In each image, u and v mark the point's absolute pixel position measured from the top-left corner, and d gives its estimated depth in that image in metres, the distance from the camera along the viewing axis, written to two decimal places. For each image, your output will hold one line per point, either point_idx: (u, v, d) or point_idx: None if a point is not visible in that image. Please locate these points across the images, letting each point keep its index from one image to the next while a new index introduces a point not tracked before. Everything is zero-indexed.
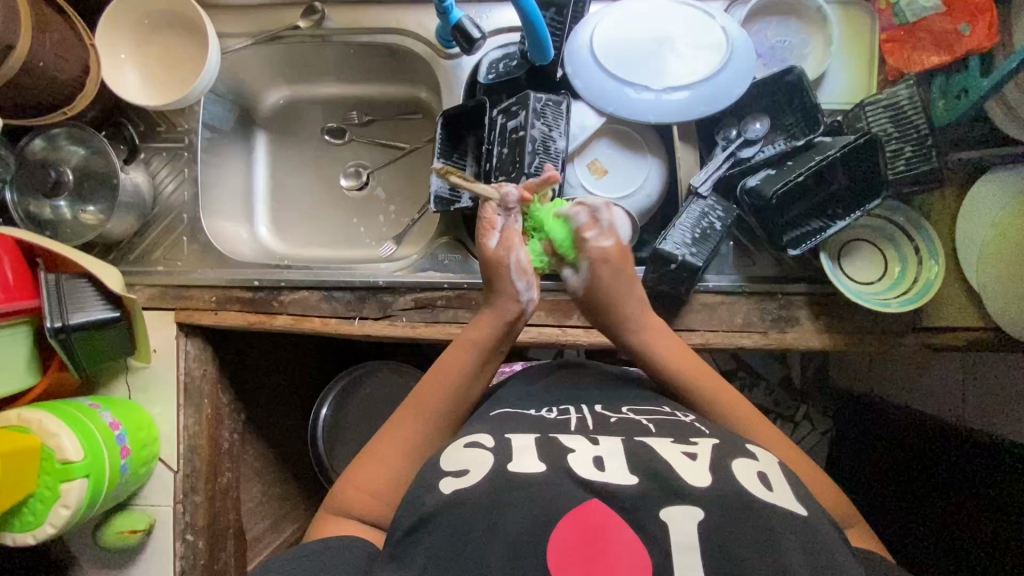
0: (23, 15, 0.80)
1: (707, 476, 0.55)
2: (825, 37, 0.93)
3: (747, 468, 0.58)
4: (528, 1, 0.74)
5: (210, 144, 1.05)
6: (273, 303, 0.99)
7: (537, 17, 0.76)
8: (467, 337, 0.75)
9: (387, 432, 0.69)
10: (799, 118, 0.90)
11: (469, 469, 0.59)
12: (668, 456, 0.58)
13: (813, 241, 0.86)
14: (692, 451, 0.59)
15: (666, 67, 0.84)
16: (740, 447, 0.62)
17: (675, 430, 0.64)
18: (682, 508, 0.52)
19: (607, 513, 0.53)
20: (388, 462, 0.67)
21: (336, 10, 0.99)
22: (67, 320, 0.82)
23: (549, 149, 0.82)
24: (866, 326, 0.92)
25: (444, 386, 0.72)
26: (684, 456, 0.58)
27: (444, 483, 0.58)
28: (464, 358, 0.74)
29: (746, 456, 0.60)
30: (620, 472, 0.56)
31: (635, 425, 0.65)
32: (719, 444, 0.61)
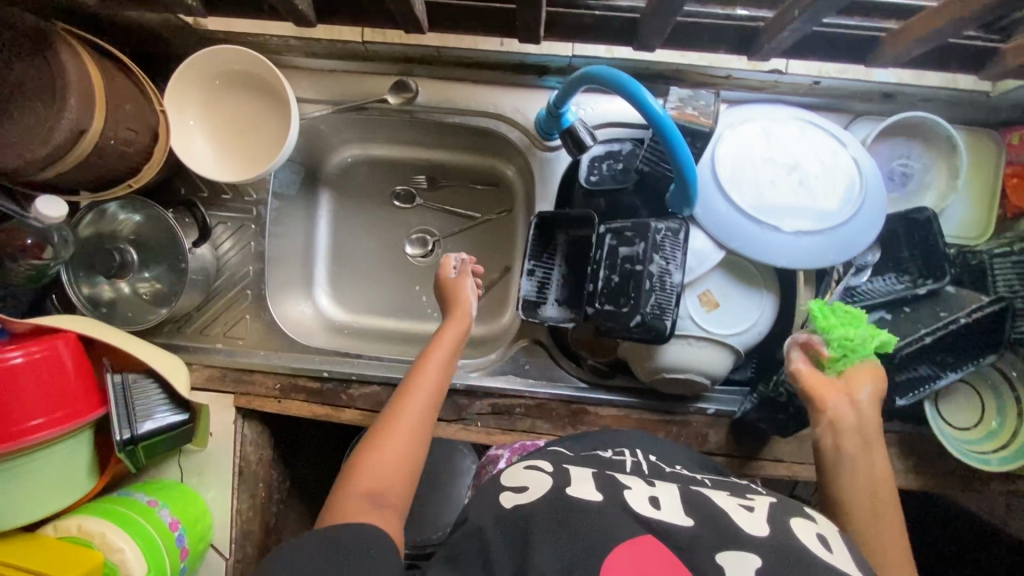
0: (98, 94, 0.70)
1: (765, 526, 0.53)
2: (953, 167, 0.88)
3: (804, 526, 0.54)
4: (687, 154, 0.65)
5: (278, 213, 0.98)
6: (341, 396, 0.93)
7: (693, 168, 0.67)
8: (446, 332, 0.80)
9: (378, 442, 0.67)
10: (916, 255, 0.85)
11: (529, 487, 0.60)
12: (725, 505, 0.57)
13: (925, 392, 0.83)
14: (750, 504, 0.57)
15: (795, 203, 0.78)
16: (797, 506, 0.58)
17: (735, 487, 0.65)
18: (738, 553, 0.50)
19: (661, 553, 0.51)
20: (391, 475, 0.64)
21: (428, 84, 0.91)
22: (136, 430, 0.76)
23: (666, 284, 0.76)
24: (957, 470, 0.90)
25: (429, 375, 0.74)
26: (741, 508, 0.57)
27: (506, 497, 0.60)
28: (448, 350, 0.78)
29: (806, 514, 0.57)
30: (677, 512, 0.55)
31: (692, 478, 0.66)
32: (774, 501, 0.58)
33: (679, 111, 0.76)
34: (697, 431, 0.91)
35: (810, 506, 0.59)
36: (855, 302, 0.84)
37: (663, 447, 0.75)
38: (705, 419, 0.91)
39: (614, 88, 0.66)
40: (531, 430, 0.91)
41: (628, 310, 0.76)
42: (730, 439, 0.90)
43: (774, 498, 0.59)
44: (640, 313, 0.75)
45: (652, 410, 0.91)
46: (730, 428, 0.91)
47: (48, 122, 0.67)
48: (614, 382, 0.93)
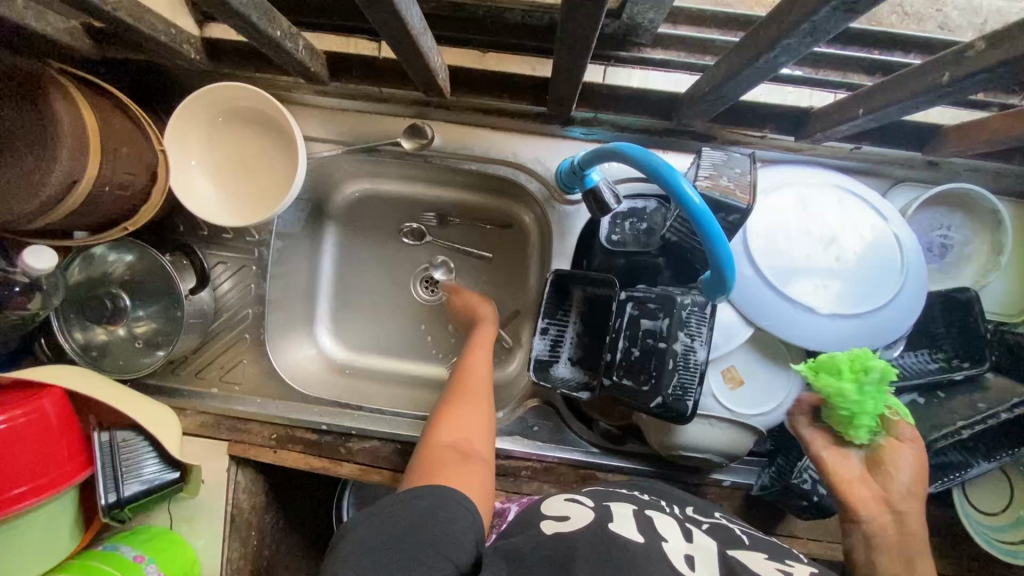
0: (93, 143, 0.66)
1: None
2: (996, 243, 0.83)
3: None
4: (725, 252, 0.59)
5: (281, 253, 0.94)
6: (340, 449, 0.89)
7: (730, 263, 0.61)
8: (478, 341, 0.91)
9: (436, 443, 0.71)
10: (953, 333, 0.80)
11: (572, 517, 0.59)
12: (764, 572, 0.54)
13: (954, 482, 0.78)
14: (788, 571, 0.54)
15: (831, 279, 0.73)
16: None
17: (771, 549, 0.60)
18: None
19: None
20: (460, 460, 0.68)
21: (444, 128, 0.86)
22: (121, 493, 0.72)
23: (690, 363, 0.72)
24: (979, 555, 0.86)
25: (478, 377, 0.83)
26: (779, 574, 0.53)
27: (544, 524, 0.59)
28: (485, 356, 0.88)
29: None
30: (710, 573, 0.52)
31: (727, 533, 0.63)
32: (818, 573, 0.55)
33: (713, 181, 0.71)
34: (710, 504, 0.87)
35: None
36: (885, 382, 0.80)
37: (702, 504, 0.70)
38: (720, 491, 0.87)
39: (648, 173, 0.61)
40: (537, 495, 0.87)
41: (648, 387, 0.72)
42: (743, 514, 0.86)
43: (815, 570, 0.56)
44: (660, 394, 0.71)
45: (665, 480, 0.87)
46: (746, 502, 0.87)
47: (39, 173, 0.63)
48: (626, 447, 0.88)
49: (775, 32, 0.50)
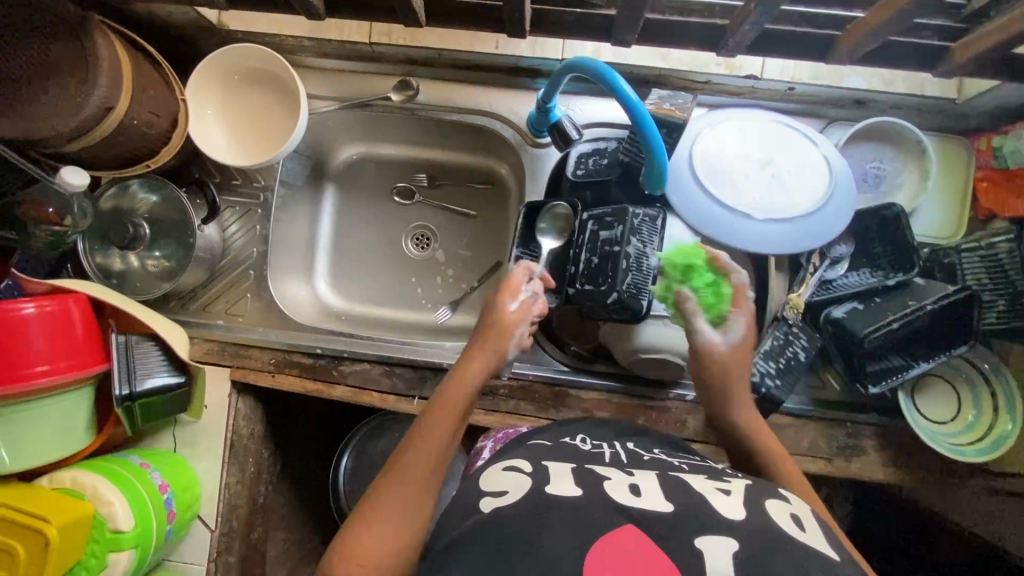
0: (126, 76, 0.78)
1: (742, 509, 0.54)
2: (923, 170, 0.91)
3: (780, 508, 0.56)
4: (656, 138, 0.71)
5: (283, 200, 1.04)
6: (332, 373, 0.97)
7: (661, 150, 0.73)
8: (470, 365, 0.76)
9: (381, 479, 0.63)
10: (888, 251, 0.89)
11: (509, 491, 0.60)
12: (706, 490, 0.58)
13: (896, 380, 0.85)
14: (726, 488, 0.59)
15: (768, 192, 0.82)
16: (773, 489, 0.61)
17: (708, 471, 0.65)
18: (720, 538, 0.50)
19: (641, 541, 0.51)
20: (396, 528, 0.59)
21: (429, 85, 0.98)
22: (134, 387, 0.80)
23: (642, 266, 0.80)
24: (931, 464, 0.92)
25: (449, 411, 0.70)
26: (720, 492, 0.58)
27: (484, 502, 0.60)
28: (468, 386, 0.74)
29: (780, 498, 0.59)
30: (656, 500, 0.55)
31: (667, 464, 0.67)
32: (752, 485, 0.60)
33: (657, 106, 0.81)
34: (675, 416, 0.93)
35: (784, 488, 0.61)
36: (827, 292, 0.88)
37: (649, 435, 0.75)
38: (683, 405, 0.93)
39: (591, 76, 0.72)
40: (513, 410, 0.94)
41: (605, 288, 0.80)
42: (707, 426, 0.92)
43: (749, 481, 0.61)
44: (616, 291, 0.79)
45: (630, 395, 0.94)
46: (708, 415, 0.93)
47: (80, 97, 0.75)
48: (595, 367, 0.96)
49: None
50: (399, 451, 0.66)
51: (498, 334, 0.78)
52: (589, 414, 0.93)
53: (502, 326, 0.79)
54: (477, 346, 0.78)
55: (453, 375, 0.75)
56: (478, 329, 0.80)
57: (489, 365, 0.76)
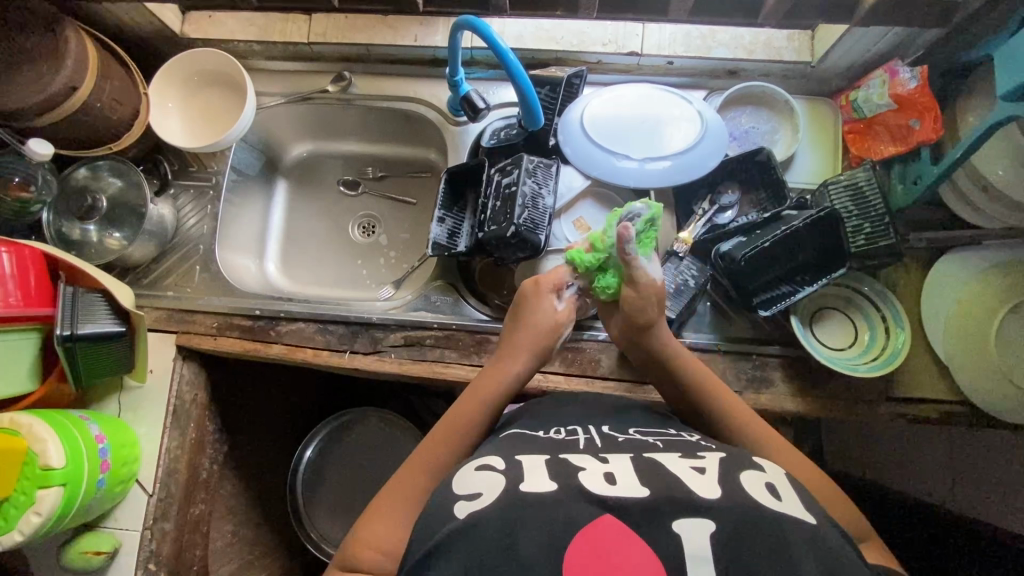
0: (91, 64, 0.92)
1: (718, 489, 0.56)
2: (793, 125, 1.03)
3: (755, 479, 0.59)
4: (523, 79, 0.86)
5: (234, 185, 1.16)
6: (270, 332, 1.04)
7: (530, 90, 0.88)
8: (501, 363, 0.81)
9: (406, 472, 0.69)
10: (768, 193, 0.98)
11: (482, 493, 0.59)
12: (678, 471, 0.60)
13: (782, 304, 0.91)
14: (701, 466, 0.60)
15: (647, 141, 0.94)
16: (750, 461, 0.63)
17: (684, 447, 0.67)
18: (696, 520, 0.53)
19: (620, 530, 0.53)
20: (412, 507, 0.66)
21: (362, 78, 1.13)
22: (76, 329, 0.87)
23: (537, 204, 0.90)
24: (839, 392, 0.95)
25: (475, 402, 0.76)
26: (693, 471, 0.60)
27: (456, 506, 0.58)
28: (498, 383, 0.78)
29: (755, 468, 0.61)
30: (632, 485, 0.57)
31: (642, 444, 0.69)
32: (726, 460, 0.62)
33: (545, 71, 1.03)
34: (590, 356, 0.98)
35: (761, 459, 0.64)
36: (712, 231, 0.97)
37: (623, 418, 0.77)
38: (597, 345, 0.98)
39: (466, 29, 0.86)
40: (437, 358, 0.99)
41: (504, 224, 0.89)
42: (620, 364, 0.97)
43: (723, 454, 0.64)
44: (513, 224, 0.87)
45: None
46: (621, 353, 0.98)
47: (48, 78, 0.88)
48: None
49: None
50: (426, 443, 0.73)
51: (530, 337, 0.82)
52: None
53: (534, 329, 0.83)
54: (510, 346, 0.82)
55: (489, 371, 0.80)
56: (514, 329, 0.84)
57: (522, 367, 0.81)
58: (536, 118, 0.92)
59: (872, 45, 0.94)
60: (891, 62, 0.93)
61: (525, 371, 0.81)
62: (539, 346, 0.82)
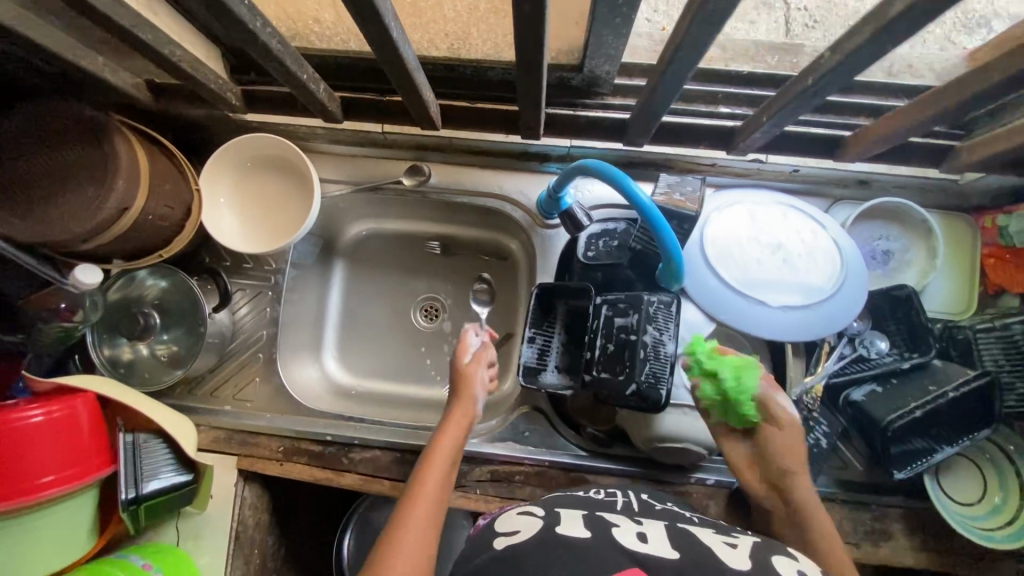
0: (142, 175, 0.79)
1: (747, 560, 0.58)
2: (930, 248, 0.93)
3: (787, 564, 0.59)
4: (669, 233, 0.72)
5: (294, 280, 1.05)
6: (342, 460, 0.95)
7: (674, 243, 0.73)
8: (461, 403, 0.87)
9: (396, 545, 0.66)
10: (902, 328, 0.88)
11: (520, 529, 0.65)
12: (711, 542, 0.62)
13: (922, 466, 0.83)
14: (733, 543, 0.62)
15: (780, 277, 0.83)
16: (782, 547, 0.63)
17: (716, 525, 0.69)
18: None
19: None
20: None
21: (439, 167, 1.00)
22: (141, 489, 0.78)
23: (660, 355, 0.80)
24: (961, 549, 0.89)
25: (444, 454, 0.80)
26: (726, 545, 0.62)
27: (496, 541, 0.64)
28: (458, 432, 0.83)
29: (785, 554, 0.61)
30: (664, 546, 0.59)
31: (676, 513, 0.72)
32: (758, 540, 0.63)
33: (667, 196, 0.82)
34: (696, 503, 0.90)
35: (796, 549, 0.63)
36: (843, 372, 0.88)
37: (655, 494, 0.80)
38: (704, 490, 0.90)
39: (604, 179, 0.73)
40: (528, 498, 0.91)
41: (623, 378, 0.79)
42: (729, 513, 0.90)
43: (754, 536, 0.64)
44: (635, 382, 0.78)
45: (651, 480, 0.91)
46: (730, 500, 0.90)
47: (96, 200, 0.74)
48: (612, 451, 0.94)
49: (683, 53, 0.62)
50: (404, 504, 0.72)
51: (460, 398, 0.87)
52: None
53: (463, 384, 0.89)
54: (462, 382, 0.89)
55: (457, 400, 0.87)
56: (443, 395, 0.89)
57: (467, 381, 0.89)
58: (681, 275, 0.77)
59: None
60: None
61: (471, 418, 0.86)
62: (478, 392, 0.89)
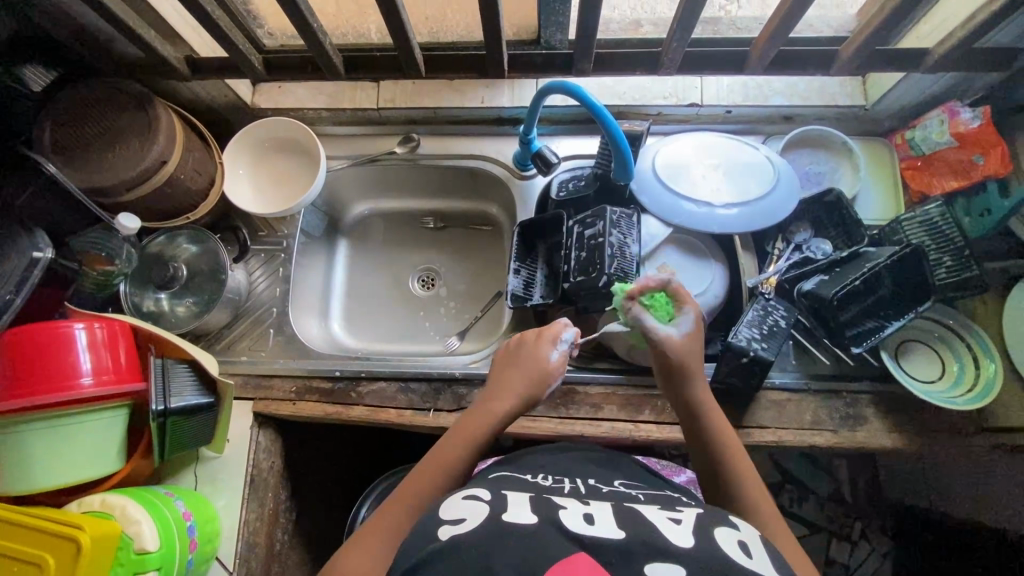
0: (178, 135, 0.94)
1: (690, 537, 0.54)
2: (854, 164, 1.06)
3: (727, 534, 0.56)
4: (619, 132, 0.86)
5: (302, 247, 1.17)
6: (350, 394, 1.02)
7: (624, 143, 0.88)
8: (514, 385, 0.83)
9: (396, 498, 0.73)
10: (839, 231, 1.01)
11: (465, 519, 0.58)
12: (654, 519, 0.58)
13: (874, 339, 0.92)
14: (677, 516, 0.59)
15: (722, 188, 0.98)
16: (724, 518, 0.60)
17: (662, 499, 0.68)
18: (664, 563, 0.50)
19: (593, 570, 0.50)
20: (386, 542, 0.69)
21: (428, 139, 1.16)
22: (169, 403, 0.86)
23: (625, 253, 0.92)
24: (935, 427, 0.94)
25: (485, 420, 0.80)
26: (671, 520, 0.58)
27: (440, 530, 0.57)
28: (506, 404, 0.81)
29: (728, 525, 0.59)
30: (609, 527, 0.55)
31: (626, 493, 0.69)
32: (702, 512, 0.60)
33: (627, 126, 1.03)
34: None
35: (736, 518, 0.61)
36: (795, 271, 0.97)
37: (610, 470, 0.79)
38: None
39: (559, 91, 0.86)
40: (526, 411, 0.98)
41: (594, 274, 0.90)
42: None
43: (699, 508, 0.61)
44: (605, 274, 0.89)
45: (636, 385, 0.99)
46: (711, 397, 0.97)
47: (140, 153, 0.90)
48: (598, 365, 1.02)
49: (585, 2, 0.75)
50: (427, 459, 0.77)
51: (518, 381, 0.84)
52: (598, 408, 0.98)
53: (524, 374, 0.84)
54: (534, 368, 0.84)
55: (507, 377, 0.84)
56: (507, 370, 0.86)
57: (543, 372, 0.84)
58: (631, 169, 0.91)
59: (927, 88, 0.98)
60: (949, 103, 0.97)
61: (510, 418, 0.81)
62: (526, 392, 0.83)
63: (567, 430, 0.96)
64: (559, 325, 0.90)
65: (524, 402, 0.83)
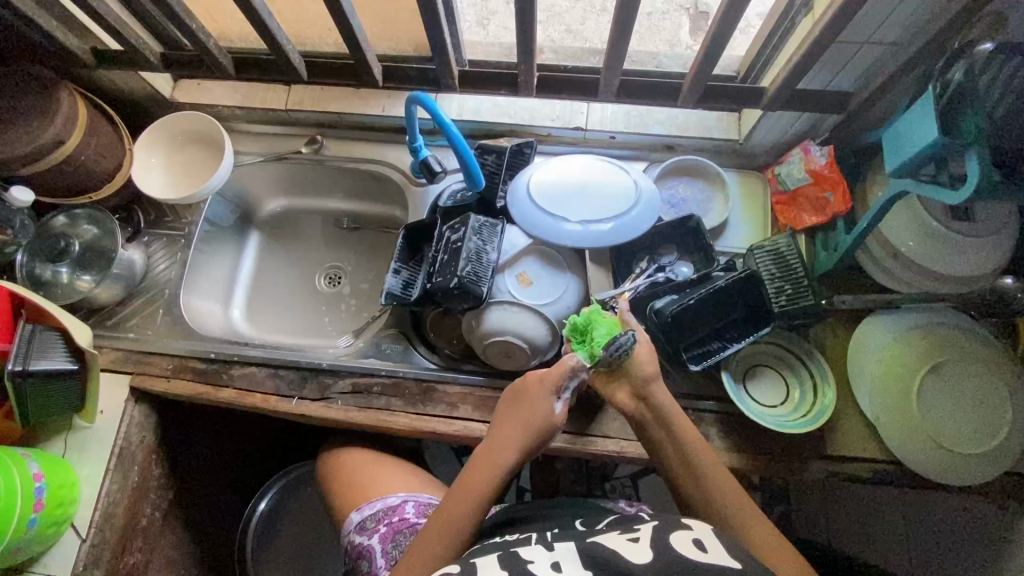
0: (79, 119, 1.01)
1: (649, 552, 0.58)
2: (725, 194, 1.11)
3: (683, 537, 0.61)
4: (464, 146, 0.95)
5: (207, 235, 1.23)
6: (223, 376, 1.07)
7: (469, 154, 0.96)
8: (514, 428, 0.82)
9: (406, 564, 0.71)
10: (699, 254, 1.05)
11: None
12: (616, 544, 0.61)
13: (712, 359, 0.96)
14: (635, 535, 0.62)
15: (587, 205, 1.03)
16: (676, 522, 0.64)
17: (623, 522, 0.69)
18: None
19: None
20: None
21: (334, 142, 1.23)
22: (28, 365, 0.91)
23: (482, 258, 0.98)
24: (774, 450, 0.96)
25: (490, 467, 0.78)
26: (628, 541, 0.61)
27: None
28: (509, 449, 0.80)
29: (680, 528, 0.63)
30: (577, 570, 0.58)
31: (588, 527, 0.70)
32: (656, 524, 0.64)
33: (494, 141, 1.12)
34: None
35: (688, 518, 0.65)
36: (648, 290, 1.01)
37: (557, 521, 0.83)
38: None
39: (413, 101, 0.94)
40: (383, 406, 1.01)
41: (449, 276, 0.95)
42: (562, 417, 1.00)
43: (656, 521, 0.65)
44: (457, 276, 0.94)
45: (492, 389, 1.02)
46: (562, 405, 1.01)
47: (38, 132, 0.97)
48: (464, 367, 1.07)
49: (429, 16, 0.83)
50: (437, 517, 0.75)
51: (520, 425, 0.82)
52: (454, 407, 1.01)
53: (526, 418, 0.82)
54: (533, 409, 0.82)
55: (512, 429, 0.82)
56: (506, 414, 0.84)
57: (546, 414, 0.82)
58: (476, 178, 1.00)
59: (788, 127, 1.04)
60: (805, 142, 1.03)
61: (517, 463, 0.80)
62: (528, 434, 0.81)
63: (420, 425, 1.00)
64: (563, 367, 0.85)
65: (533, 444, 0.81)
